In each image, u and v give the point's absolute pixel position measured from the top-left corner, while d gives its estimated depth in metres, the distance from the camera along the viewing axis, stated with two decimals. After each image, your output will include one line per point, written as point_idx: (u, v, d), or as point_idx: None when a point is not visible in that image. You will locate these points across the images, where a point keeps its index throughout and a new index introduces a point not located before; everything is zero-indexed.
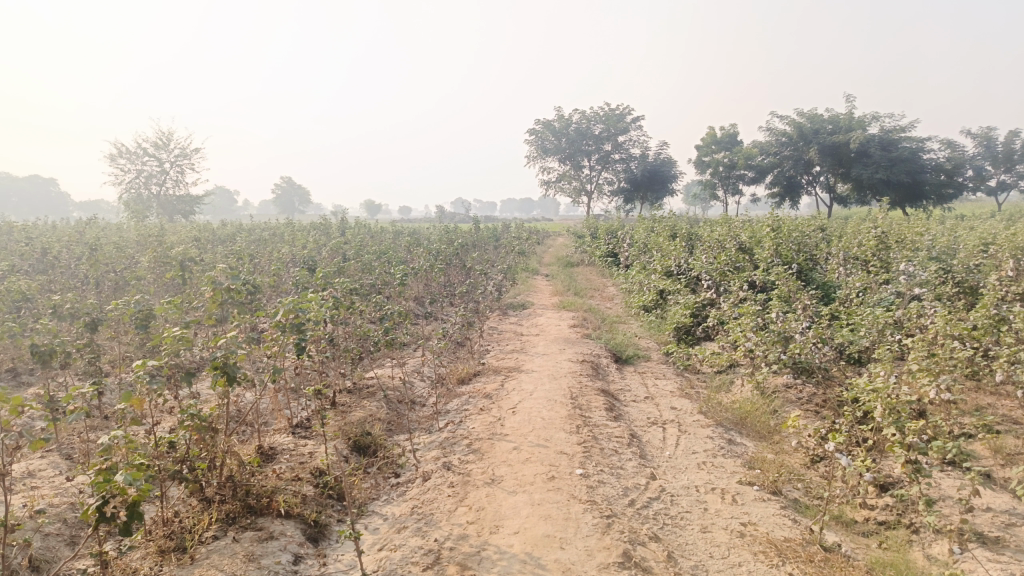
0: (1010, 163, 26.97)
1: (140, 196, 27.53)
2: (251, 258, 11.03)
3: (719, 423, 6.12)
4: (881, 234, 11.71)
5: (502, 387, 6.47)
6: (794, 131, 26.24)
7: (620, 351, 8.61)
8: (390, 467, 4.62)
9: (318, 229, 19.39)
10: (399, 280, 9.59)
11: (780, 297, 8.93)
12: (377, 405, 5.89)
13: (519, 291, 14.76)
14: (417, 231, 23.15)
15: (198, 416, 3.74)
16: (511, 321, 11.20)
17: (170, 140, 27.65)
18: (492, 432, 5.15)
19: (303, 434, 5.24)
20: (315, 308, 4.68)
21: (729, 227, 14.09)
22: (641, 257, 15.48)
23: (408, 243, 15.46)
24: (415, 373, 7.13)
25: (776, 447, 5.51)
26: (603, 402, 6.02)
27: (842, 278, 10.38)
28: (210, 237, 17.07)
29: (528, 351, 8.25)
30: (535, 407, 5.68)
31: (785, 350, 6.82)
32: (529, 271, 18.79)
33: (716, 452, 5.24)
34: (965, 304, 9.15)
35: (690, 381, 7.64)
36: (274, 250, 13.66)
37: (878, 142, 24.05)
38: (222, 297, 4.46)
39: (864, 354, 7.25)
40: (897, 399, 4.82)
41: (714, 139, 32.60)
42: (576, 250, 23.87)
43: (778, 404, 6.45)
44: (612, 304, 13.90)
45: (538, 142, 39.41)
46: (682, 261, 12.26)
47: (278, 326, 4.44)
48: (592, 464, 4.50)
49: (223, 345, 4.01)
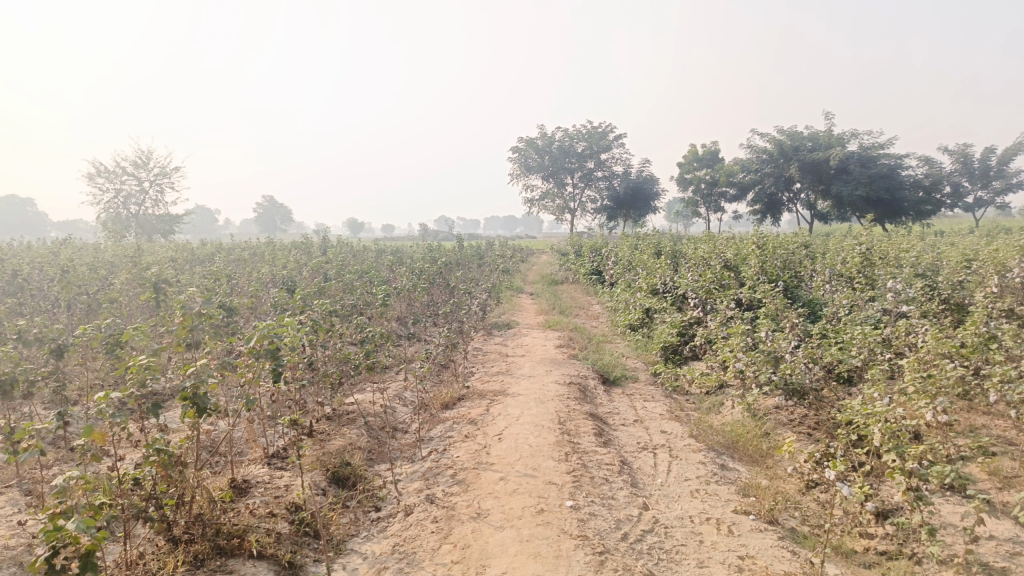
0: (986, 179, 27.30)
1: (119, 215, 27.18)
2: (229, 279, 10.77)
3: (711, 447, 5.95)
4: (866, 250, 11.69)
5: (488, 412, 6.27)
6: (775, 149, 26.40)
7: (607, 372, 8.45)
8: (370, 500, 4.40)
9: (300, 248, 19.14)
10: (382, 300, 9.38)
11: (768, 315, 8.83)
12: (357, 433, 5.67)
13: (503, 310, 14.60)
14: (400, 249, 22.95)
15: (165, 451, 3.51)
16: (495, 341, 11.02)
17: (148, 159, 27.37)
18: (478, 461, 4.94)
19: (279, 465, 5.01)
20: (291, 332, 4.47)
21: (713, 244, 14.03)
22: (626, 274, 15.39)
23: (391, 262, 15.27)
24: (397, 398, 6.91)
25: (770, 472, 5.35)
26: (592, 426, 5.84)
27: (829, 296, 10.32)
28: (188, 257, 16.78)
29: (514, 373, 8.05)
30: (521, 434, 5.48)
31: (776, 370, 6.69)
32: (514, 289, 18.65)
33: (709, 478, 5.07)
34: (952, 321, 9.09)
35: (679, 402, 7.48)
36: (253, 270, 13.40)
37: (857, 159, 24.24)
38: (191, 322, 4.23)
39: (855, 373, 7.13)
40: (894, 423, 4.68)
41: (696, 157, 32.73)
42: (561, 267, 23.77)
43: (770, 427, 6.31)
44: (597, 323, 13.76)
45: (520, 160, 39.42)
46: (667, 279, 12.17)
47: (252, 353, 4.22)
48: (582, 495, 4.31)
49: (192, 374, 3.79)
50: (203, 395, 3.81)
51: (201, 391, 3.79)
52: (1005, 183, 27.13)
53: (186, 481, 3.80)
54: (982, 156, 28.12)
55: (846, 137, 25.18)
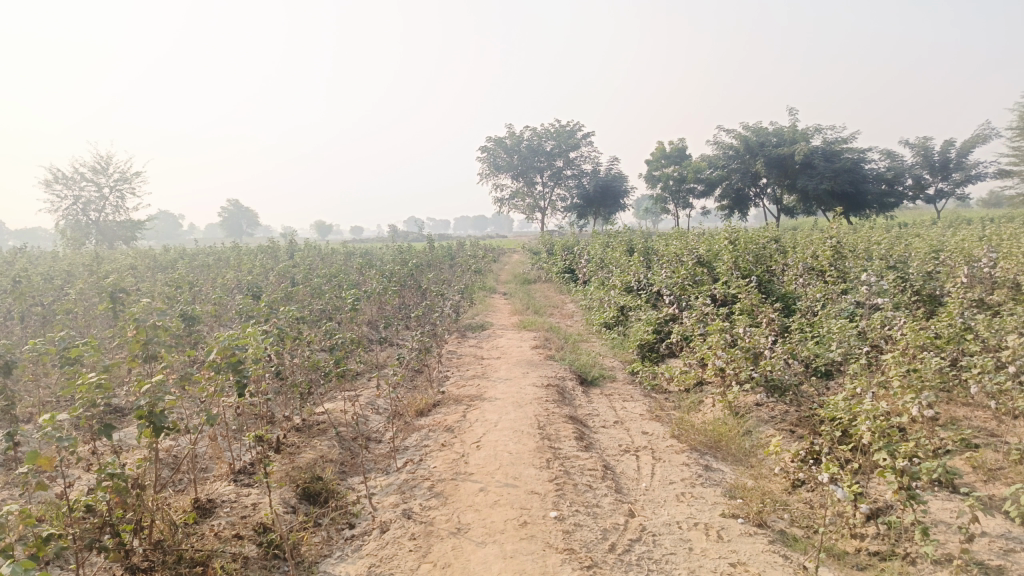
0: (946, 171, 27.77)
1: (78, 223, 26.39)
2: (191, 286, 10.39)
3: (694, 448, 5.82)
4: (836, 244, 11.71)
5: (465, 418, 6.07)
6: (740, 144, 26.55)
7: (584, 372, 8.29)
8: (344, 517, 4.17)
9: (267, 252, 18.72)
10: (351, 304, 9.11)
11: (744, 311, 8.75)
12: (328, 445, 5.43)
13: (477, 311, 14.38)
14: (370, 251, 22.59)
15: (119, 474, 3.24)
16: (470, 343, 10.81)
17: (108, 165, 26.64)
18: (456, 471, 4.74)
19: (246, 481, 4.75)
20: (255, 344, 4.21)
21: (685, 240, 13.98)
22: (598, 272, 15.26)
23: (361, 264, 14.96)
24: (370, 407, 6.68)
25: (755, 472, 5.23)
26: (572, 430, 5.67)
27: (802, 289, 10.29)
28: (150, 265, 16.26)
29: (489, 376, 7.85)
30: (500, 441, 5.29)
31: (756, 368, 6.58)
32: (486, 289, 18.43)
33: (693, 481, 4.93)
34: (925, 313, 9.11)
35: (659, 402, 7.35)
36: (218, 276, 13.02)
37: (821, 153, 24.51)
38: (145, 335, 3.95)
39: (833, 367, 7.07)
40: (881, 418, 4.59)
41: (663, 154, 32.83)
42: (533, 266, 23.62)
43: (752, 425, 6.20)
44: (572, 322, 13.61)
45: (489, 159, 39.20)
46: (641, 276, 12.05)
47: (212, 368, 3.95)
48: (566, 505, 4.14)
49: (148, 391, 3.53)
50: (160, 413, 3.56)
51: (158, 409, 3.54)
52: (965, 175, 27.61)
53: (144, 504, 3.54)
54: (942, 149, 28.61)
55: (810, 133, 25.46)
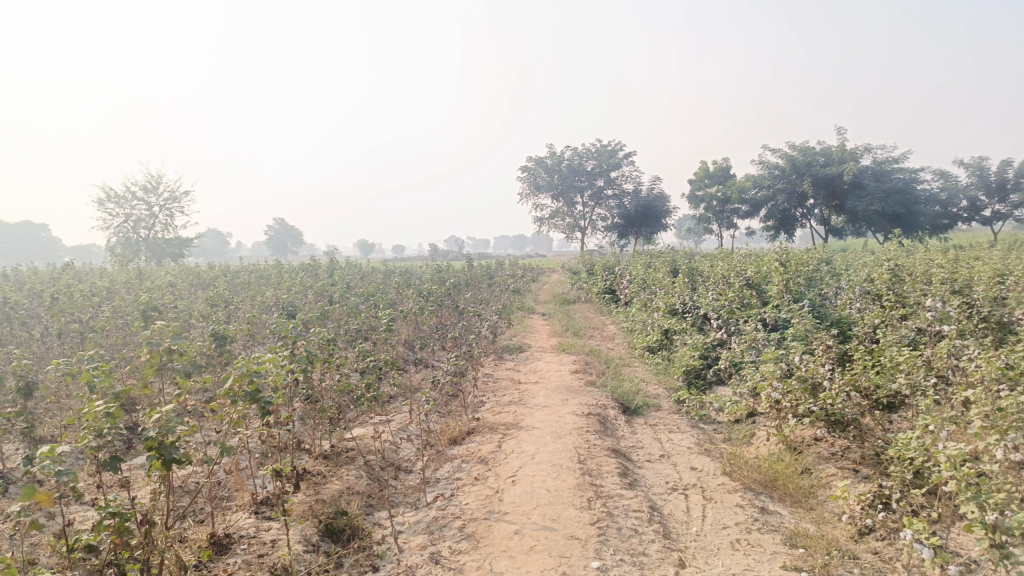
0: (1003, 192, 26.60)
1: (128, 241, 26.88)
2: (227, 303, 10.27)
3: (747, 487, 5.38)
4: (893, 266, 11.09)
5: (500, 449, 5.73)
6: (786, 164, 25.84)
7: (627, 400, 7.88)
8: (368, 559, 3.86)
9: (307, 270, 18.71)
10: (386, 325, 8.86)
11: (797, 337, 8.24)
12: (355, 476, 5.14)
13: (516, 332, 14.05)
14: (410, 270, 22.50)
15: (122, 512, 2.97)
16: (507, 367, 10.48)
17: (159, 183, 27.24)
18: (489, 509, 4.40)
19: (268, 514, 4.49)
20: (275, 372, 3.91)
21: (731, 262, 13.47)
22: (640, 293, 14.83)
23: (398, 283, 14.78)
24: (402, 434, 6.38)
25: (816, 517, 4.79)
26: (615, 465, 5.28)
27: (857, 314, 9.71)
28: (193, 283, 16.37)
29: (528, 403, 7.49)
30: (537, 476, 4.92)
31: (815, 400, 6.11)
32: (525, 309, 18.12)
33: (749, 526, 4.50)
34: (994, 341, 8.47)
35: (708, 434, 6.91)
36: (256, 294, 12.96)
37: (871, 173, 23.71)
38: (159, 359, 3.69)
39: (898, 400, 6.53)
40: (966, 464, 4.10)
41: (706, 173, 32.28)
42: (573, 286, 23.24)
43: (810, 463, 5.73)
44: (613, 345, 13.19)
45: (530, 179, 39.11)
46: (687, 298, 11.58)
47: (227, 396, 3.65)
48: (610, 553, 3.76)
49: (158, 421, 3.29)
50: (170, 445, 3.31)
51: (169, 441, 3.30)
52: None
53: (152, 544, 3.27)
54: (999, 169, 27.44)
55: (860, 152, 24.64)
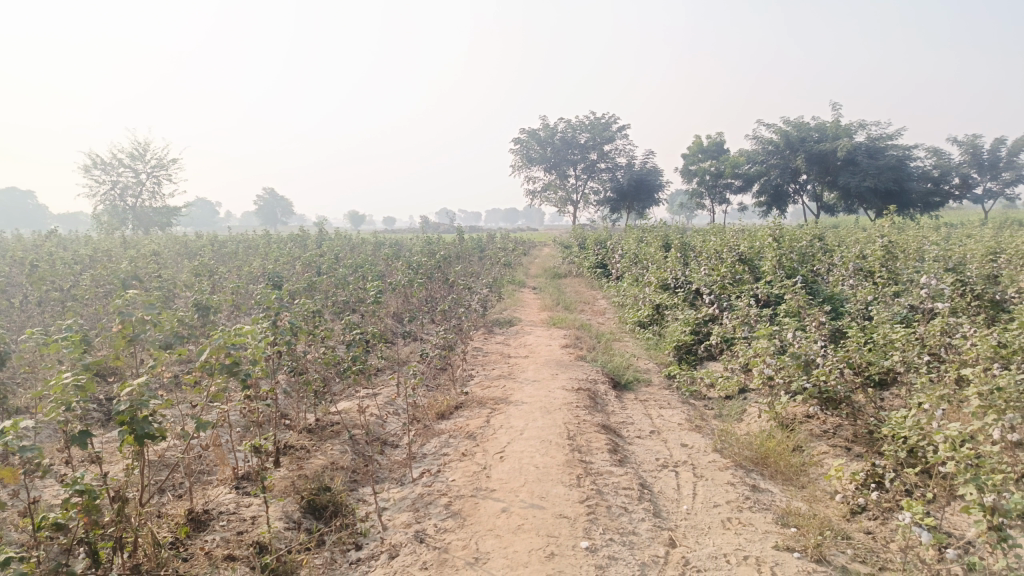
0: (995, 170, 26.54)
1: (116, 209, 26.51)
2: (211, 274, 10.07)
3: (738, 464, 5.31)
4: (886, 243, 10.98)
5: (488, 424, 5.63)
6: (780, 139, 25.65)
7: (618, 375, 7.80)
8: (351, 537, 3.75)
9: (296, 241, 18.48)
10: (374, 297, 8.70)
11: (789, 313, 8.15)
12: (340, 451, 5.03)
13: (506, 306, 13.93)
14: (400, 242, 22.28)
15: (91, 490, 2.83)
16: (497, 340, 10.37)
17: (146, 150, 26.78)
18: (476, 487, 4.30)
19: (248, 489, 4.38)
20: (253, 344, 3.74)
21: (724, 237, 13.36)
22: (632, 267, 14.72)
23: (387, 254, 14.60)
24: (389, 408, 6.26)
25: (808, 496, 4.73)
26: (605, 441, 5.19)
27: (850, 291, 9.63)
28: (179, 253, 16.11)
29: (517, 377, 7.39)
30: (526, 453, 4.82)
31: (808, 377, 6.03)
32: (515, 283, 17.98)
33: (741, 504, 4.42)
34: (986, 319, 8.40)
35: (699, 410, 6.83)
36: (243, 265, 12.74)
37: (865, 150, 23.58)
38: (132, 330, 3.53)
39: (891, 377, 6.45)
40: (963, 445, 4.01)
41: (700, 148, 32.08)
42: (564, 260, 23.10)
43: (802, 440, 5.66)
44: (604, 319, 13.10)
45: (522, 151, 38.74)
46: (679, 273, 11.47)
47: (203, 370, 3.48)
48: (599, 533, 3.67)
49: (130, 394, 3.14)
50: (142, 420, 3.17)
51: (141, 416, 3.16)
52: (1015, 174, 26.33)
53: (125, 522, 3.14)
54: (992, 146, 27.34)
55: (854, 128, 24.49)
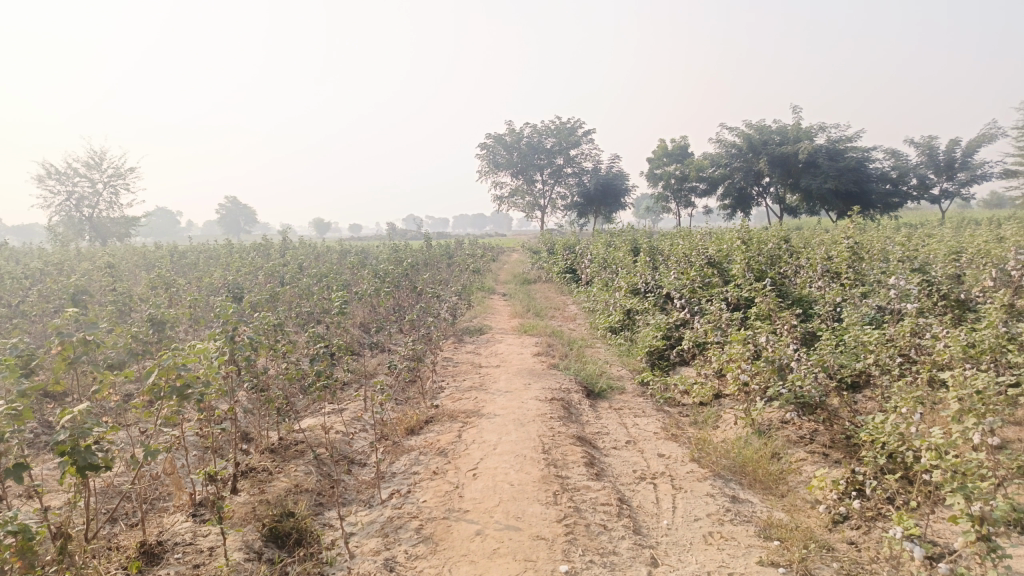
0: (951, 171, 27.13)
1: (71, 220, 25.70)
2: (168, 286, 9.70)
3: (717, 474, 5.19)
4: (852, 244, 11.04)
5: (460, 439, 5.43)
6: (743, 142, 25.89)
7: (591, 383, 7.65)
8: (316, 567, 3.53)
9: (259, 250, 18.04)
10: (339, 308, 8.44)
11: (761, 316, 8.09)
12: (304, 472, 4.79)
13: (475, 313, 13.72)
14: (367, 250, 21.97)
15: (27, 530, 2.58)
16: (467, 350, 10.16)
17: (102, 158, 26.02)
18: (448, 508, 4.10)
19: (207, 517, 4.14)
20: (205, 366, 3.50)
21: (692, 240, 13.34)
22: (601, 272, 14.64)
23: (353, 263, 14.30)
24: (355, 424, 6.03)
25: (788, 505, 4.63)
26: (581, 454, 5.04)
27: (818, 293, 9.64)
28: (137, 265, 15.61)
29: (488, 388, 7.20)
30: (500, 469, 4.64)
31: (783, 383, 5.95)
32: (485, 290, 17.80)
33: (722, 517, 4.30)
34: (953, 318, 8.44)
35: (674, 417, 6.72)
36: (203, 276, 12.35)
37: (825, 152, 23.90)
38: (72, 352, 3.27)
39: (863, 380, 6.40)
40: (944, 451, 3.94)
41: (665, 152, 32.29)
42: (533, 266, 22.97)
43: (779, 447, 5.57)
44: (575, 326, 12.97)
45: (488, 157, 38.59)
46: (649, 277, 11.39)
47: (152, 394, 3.21)
48: (579, 555, 3.51)
49: (71, 422, 2.88)
50: (87, 450, 2.89)
51: (84, 446, 2.87)
52: (970, 175, 26.95)
53: (67, 562, 2.88)
54: (947, 147, 27.95)
55: (814, 131, 24.83)
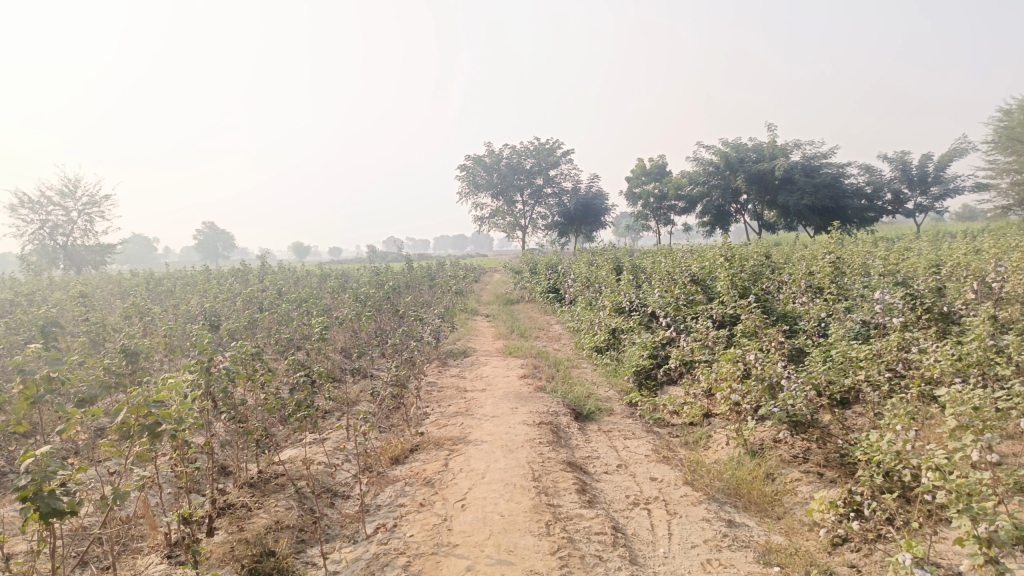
0: (924, 185, 27.51)
1: (46, 249, 25.20)
2: (142, 316, 9.44)
3: (711, 497, 5.06)
4: (834, 259, 11.05)
5: (447, 468, 5.27)
6: (720, 160, 26.10)
7: (579, 406, 7.52)
8: None
9: (238, 276, 17.76)
10: (319, 334, 8.25)
11: (747, 333, 8.02)
12: (285, 508, 4.60)
13: (459, 336, 13.55)
14: (348, 273, 21.75)
15: None
16: (451, 373, 10.00)
17: (75, 186, 25.62)
18: (437, 542, 3.94)
19: (182, 559, 3.94)
20: (178, 403, 3.32)
21: (675, 258, 13.31)
22: (584, 291, 14.56)
23: (334, 287, 14.09)
24: (338, 455, 5.83)
25: (786, 528, 4.51)
26: (572, 481, 4.89)
27: (803, 308, 9.61)
28: (112, 293, 15.28)
29: (474, 413, 7.04)
30: (489, 500, 4.49)
31: (774, 401, 5.85)
32: (468, 311, 17.63)
33: (719, 543, 4.16)
34: (939, 331, 8.42)
35: (664, 439, 6.60)
36: (179, 304, 12.09)
37: (802, 168, 24.12)
38: (35, 391, 3.08)
39: (853, 395, 6.32)
40: (945, 470, 3.85)
41: (643, 171, 32.48)
42: (516, 286, 22.87)
43: (773, 467, 5.46)
44: (560, 346, 12.85)
45: (468, 178, 38.58)
46: (633, 296, 11.32)
47: (121, 433, 3.03)
48: None
49: (33, 465, 2.69)
50: (51, 494, 2.69)
51: (48, 490, 2.68)
52: (943, 188, 27.36)
53: None
54: (920, 162, 28.39)
55: (790, 148, 25.08)
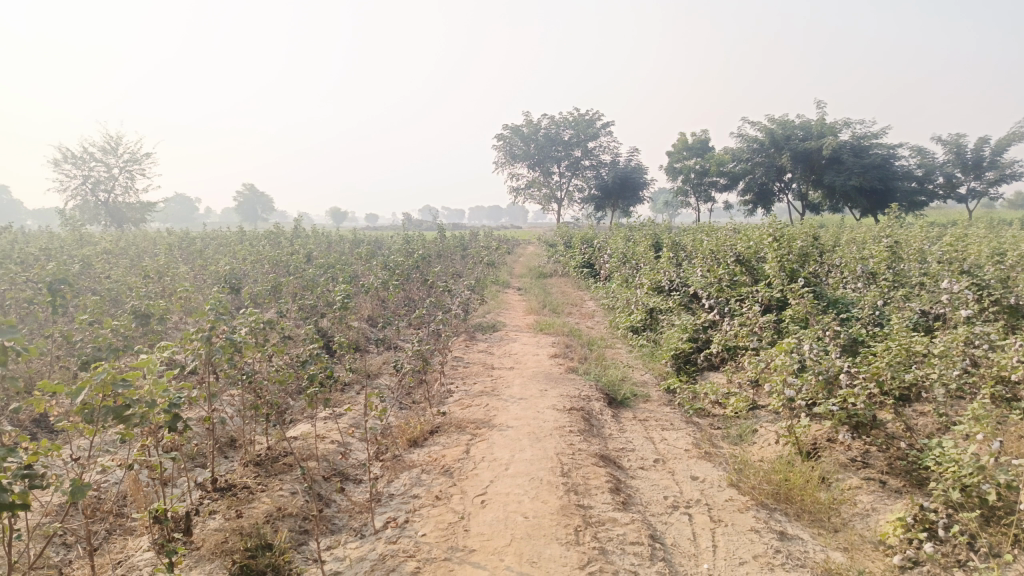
0: (979, 170, 26.09)
1: (87, 204, 25.29)
2: (162, 276, 9.13)
3: (760, 502, 4.55)
4: (890, 244, 10.28)
5: (468, 455, 4.84)
6: (766, 137, 25.02)
7: (613, 391, 7.03)
8: None
9: (270, 238, 17.51)
10: (341, 302, 7.84)
11: (799, 319, 7.39)
12: (290, 492, 4.21)
13: (489, 308, 13.12)
14: (381, 240, 21.44)
15: None
16: (479, 349, 9.56)
17: (116, 143, 25.72)
18: (453, 545, 3.51)
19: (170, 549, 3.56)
20: (149, 383, 2.93)
21: (717, 236, 12.64)
22: (621, 268, 13.98)
23: (363, 254, 13.75)
24: (353, 434, 5.42)
25: (846, 543, 4.00)
26: (605, 478, 4.42)
27: (856, 294, 8.92)
28: (143, 252, 15.12)
29: (501, 394, 6.60)
30: (513, 496, 4.05)
31: (832, 398, 5.25)
32: (499, 283, 17.19)
33: (771, 560, 3.64)
34: (1008, 325, 7.70)
35: (706, 432, 6.08)
36: (207, 264, 11.84)
37: (850, 148, 22.97)
38: None
39: (915, 393, 5.70)
40: None
41: (686, 146, 31.37)
42: (549, 260, 22.35)
43: (829, 472, 4.91)
44: (593, 324, 12.35)
45: (505, 148, 37.89)
46: (673, 274, 10.72)
47: (82, 415, 2.62)
48: None
49: None
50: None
51: None
52: (999, 174, 25.94)
53: None
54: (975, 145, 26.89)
55: (840, 126, 23.89)
